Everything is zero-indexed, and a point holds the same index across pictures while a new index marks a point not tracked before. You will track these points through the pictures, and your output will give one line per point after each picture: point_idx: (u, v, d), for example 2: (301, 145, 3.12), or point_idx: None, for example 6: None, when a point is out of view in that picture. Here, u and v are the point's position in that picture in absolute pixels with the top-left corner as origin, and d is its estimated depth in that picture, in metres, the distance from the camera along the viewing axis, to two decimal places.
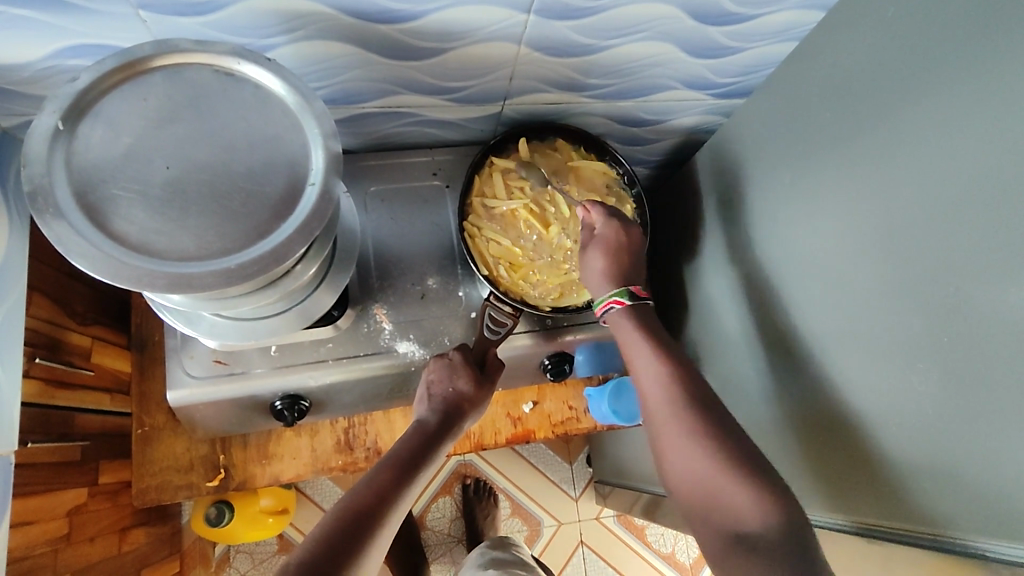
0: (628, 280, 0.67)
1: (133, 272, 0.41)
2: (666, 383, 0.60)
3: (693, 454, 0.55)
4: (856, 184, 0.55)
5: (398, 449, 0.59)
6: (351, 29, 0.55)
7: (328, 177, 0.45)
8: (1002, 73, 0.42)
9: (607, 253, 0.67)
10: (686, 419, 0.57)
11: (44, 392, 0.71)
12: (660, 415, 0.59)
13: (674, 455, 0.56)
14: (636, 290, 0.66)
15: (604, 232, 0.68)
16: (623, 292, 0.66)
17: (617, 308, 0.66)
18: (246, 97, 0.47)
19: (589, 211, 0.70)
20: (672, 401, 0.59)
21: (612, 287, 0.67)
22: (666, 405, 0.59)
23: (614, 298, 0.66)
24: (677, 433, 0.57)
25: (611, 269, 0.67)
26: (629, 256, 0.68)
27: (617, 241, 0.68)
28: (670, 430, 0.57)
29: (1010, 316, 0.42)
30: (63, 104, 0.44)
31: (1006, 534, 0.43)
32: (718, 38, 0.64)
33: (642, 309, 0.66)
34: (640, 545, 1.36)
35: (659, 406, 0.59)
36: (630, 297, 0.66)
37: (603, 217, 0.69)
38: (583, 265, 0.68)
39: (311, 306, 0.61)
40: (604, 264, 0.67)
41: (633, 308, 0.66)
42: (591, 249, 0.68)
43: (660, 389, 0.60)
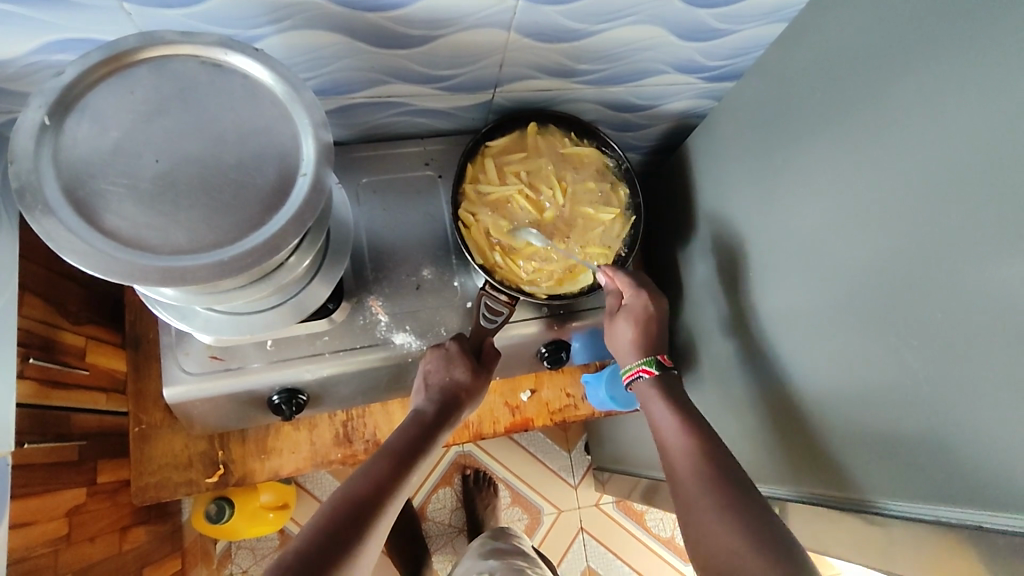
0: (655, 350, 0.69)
1: (125, 266, 0.41)
2: (687, 443, 0.60)
3: (704, 503, 0.53)
4: (845, 162, 0.55)
5: (396, 438, 0.60)
6: (338, 18, 0.55)
7: (319, 167, 0.45)
8: (989, 46, 0.42)
9: (635, 324, 0.70)
10: (703, 473, 0.56)
11: (39, 393, 0.71)
12: (679, 470, 0.58)
13: (687, 507, 0.55)
14: (663, 361, 0.68)
15: (634, 302, 0.70)
16: (652, 361, 0.68)
17: (646, 377, 0.67)
18: (234, 88, 0.46)
19: (616, 279, 0.71)
20: (691, 457, 0.58)
21: (640, 356, 0.69)
22: (684, 460, 0.58)
23: (642, 366, 0.68)
24: (692, 485, 0.55)
25: (640, 339, 0.69)
26: (658, 327, 0.70)
27: (646, 311, 0.70)
28: (685, 483, 0.56)
29: (1000, 290, 0.42)
30: (49, 99, 0.43)
31: (999, 506, 0.44)
32: (708, 20, 0.63)
33: (670, 379, 0.68)
34: (640, 530, 1.37)
35: (678, 462, 0.58)
36: (658, 366, 0.68)
37: (631, 287, 0.71)
38: (611, 333, 0.71)
39: (306, 299, 0.61)
40: (632, 334, 0.70)
41: (661, 379, 0.67)
42: (619, 318, 0.70)
43: (678, 447, 0.60)
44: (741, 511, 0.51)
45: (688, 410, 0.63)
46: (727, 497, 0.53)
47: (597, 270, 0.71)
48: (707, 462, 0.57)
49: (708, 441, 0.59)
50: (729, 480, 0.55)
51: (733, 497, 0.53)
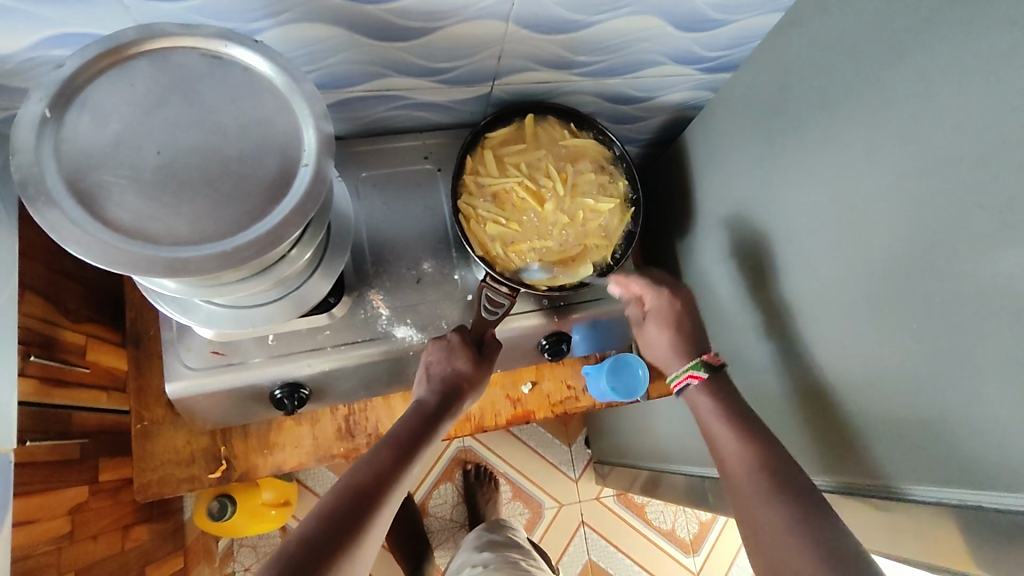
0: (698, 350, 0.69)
1: (129, 258, 0.41)
2: (738, 441, 0.60)
3: (760, 503, 0.54)
4: (843, 149, 0.55)
5: (398, 429, 0.60)
6: (337, 10, 0.55)
7: (321, 158, 0.45)
8: (984, 29, 0.43)
9: (668, 328, 0.71)
10: (758, 472, 0.56)
11: (41, 391, 0.71)
12: (732, 469, 0.58)
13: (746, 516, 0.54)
14: (710, 360, 0.67)
15: (660, 306, 0.71)
16: (699, 365, 0.67)
17: (695, 382, 0.66)
18: (235, 80, 0.46)
19: (637, 286, 0.72)
20: (744, 454, 0.58)
21: (686, 362, 0.68)
22: (739, 458, 0.58)
23: (689, 372, 0.67)
24: (751, 492, 0.55)
25: (677, 343, 0.70)
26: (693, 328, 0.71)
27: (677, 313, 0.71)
28: (740, 481, 0.57)
29: (997, 270, 0.43)
30: (49, 92, 0.43)
31: (1000, 485, 0.44)
32: (705, 11, 0.64)
33: (721, 378, 0.67)
34: (641, 522, 1.38)
35: (731, 459, 0.59)
36: (707, 369, 0.67)
37: (653, 291, 0.72)
38: (649, 342, 0.72)
39: (307, 293, 0.61)
40: (668, 338, 0.70)
41: (711, 380, 0.66)
42: (653, 326, 0.71)
43: (729, 443, 0.60)
44: (797, 510, 0.51)
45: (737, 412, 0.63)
46: (785, 496, 0.53)
47: (611, 282, 0.72)
48: (761, 460, 0.57)
49: (760, 438, 0.59)
50: (785, 479, 0.55)
51: (789, 496, 0.53)
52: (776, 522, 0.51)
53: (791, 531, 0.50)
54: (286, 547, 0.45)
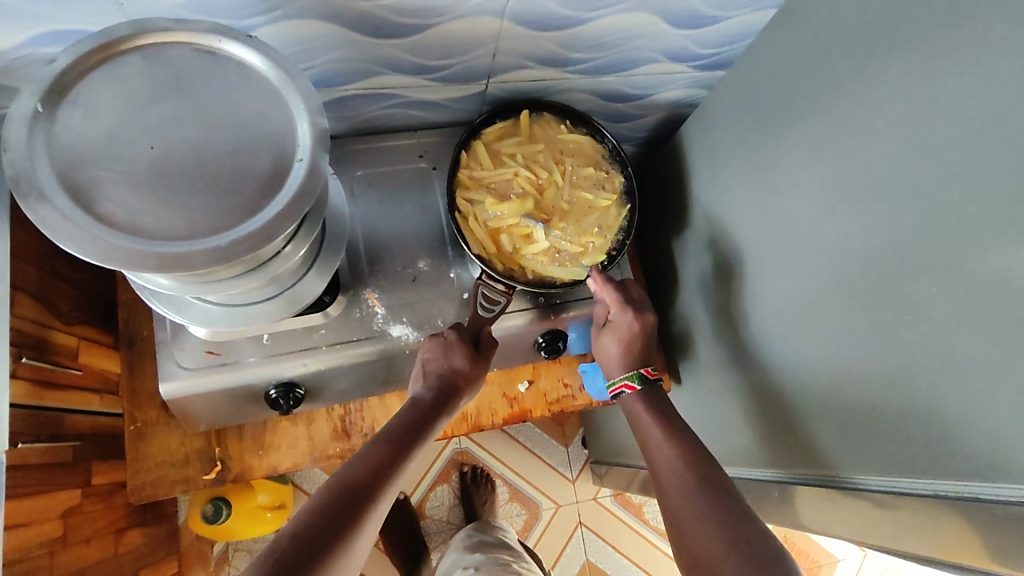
0: (638, 364, 0.72)
1: (120, 252, 0.40)
2: (671, 454, 0.61)
3: (689, 509, 0.55)
4: (837, 143, 0.55)
5: (393, 426, 0.60)
6: (331, 7, 0.55)
7: (315, 152, 0.45)
8: (976, 20, 0.43)
9: (620, 341, 0.73)
10: (688, 482, 0.57)
11: (33, 393, 0.70)
12: (668, 480, 0.59)
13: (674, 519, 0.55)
14: (647, 373, 0.71)
15: (619, 319, 0.72)
16: (635, 375, 0.71)
17: (629, 392, 0.70)
18: (228, 75, 0.46)
19: (606, 293, 0.72)
20: (675, 467, 0.60)
21: (624, 371, 0.72)
22: (669, 470, 0.59)
23: (625, 381, 0.71)
24: (681, 495, 0.56)
25: (626, 355, 0.72)
26: (647, 344, 0.73)
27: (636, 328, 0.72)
28: (670, 491, 0.58)
29: (990, 262, 0.43)
30: (41, 87, 0.43)
31: (996, 476, 0.44)
32: (698, 7, 0.64)
33: (655, 391, 0.70)
34: (639, 523, 1.37)
35: (662, 471, 0.60)
36: (641, 380, 0.70)
37: (618, 303, 0.72)
38: (599, 348, 0.74)
39: (302, 291, 0.61)
40: (617, 350, 0.73)
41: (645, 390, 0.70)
42: (605, 336, 0.73)
43: (661, 459, 0.61)
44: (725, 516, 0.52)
45: (671, 424, 0.65)
46: (714, 505, 0.54)
47: (589, 278, 0.71)
48: (690, 471, 0.58)
49: (691, 453, 0.61)
50: (713, 488, 0.56)
51: (716, 504, 0.54)
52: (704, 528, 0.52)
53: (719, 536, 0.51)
54: (278, 541, 0.45)
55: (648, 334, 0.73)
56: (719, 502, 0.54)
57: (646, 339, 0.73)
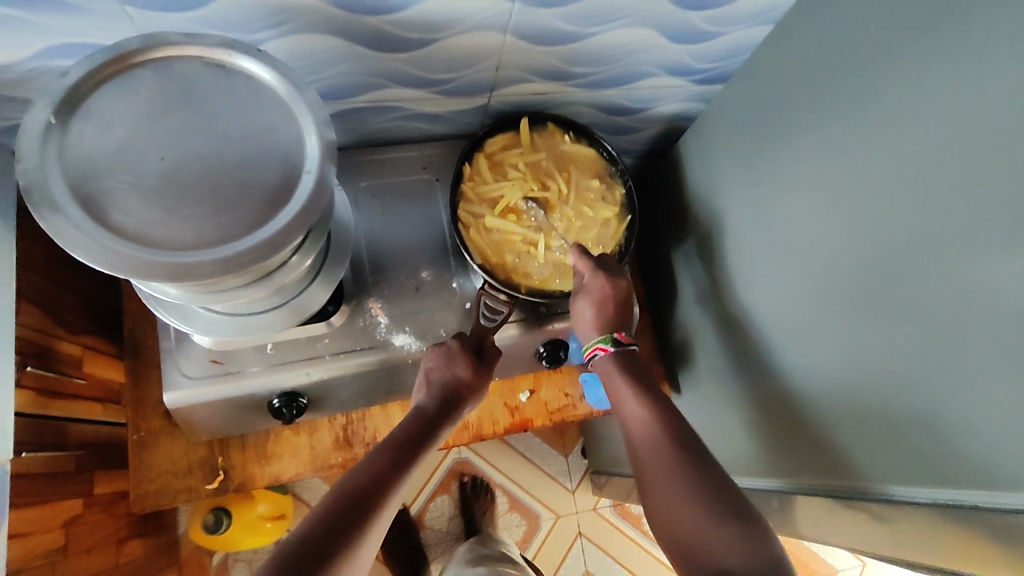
0: (613, 328, 0.69)
1: (131, 262, 0.41)
2: (660, 452, 0.58)
3: (679, 504, 0.54)
4: (834, 156, 0.56)
5: (397, 433, 0.60)
6: (337, 22, 0.56)
7: (323, 165, 0.46)
8: (971, 37, 0.44)
9: (594, 306, 0.69)
10: (677, 476, 0.55)
11: (37, 402, 0.70)
12: (649, 466, 0.58)
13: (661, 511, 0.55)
14: (619, 337, 0.69)
15: (592, 283, 0.69)
16: (608, 339, 0.69)
17: (602, 354, 0.69)
18: (238, 89, 0.47)
19: (579, 259, 0.70)
20: (666, 468, 0.56)
21: (597, 335, 0.69)
22: (660, 474, 0.56)
23: (598, 345, 0.69)
24: (665, 485, 0.55)
25: (599, 318, 0.69)
26: (625, 306, 0.70)
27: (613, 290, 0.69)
28: (657, 484, 0.56)
29: (988, 273, 0.44)
30: (55, 99, 0.44)
31: (994, 485, 0.45)
32: (698, 23, 0.65)
33: (628, 355, 0.69)
34: (638, 534, 1.37)
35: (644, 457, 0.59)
36: (614, 344, 0.69)
37: (591, 268, 0.69)
38: (572, 312, 0.70)
39: (307, 301, 0.62)
40: (591, 313, 0.69)
41: (617, 356, 0.68)
42: (579, 300, 0.69)
43: (649, 456, 0.58)
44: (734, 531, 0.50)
45: (646, 394, 0.64)
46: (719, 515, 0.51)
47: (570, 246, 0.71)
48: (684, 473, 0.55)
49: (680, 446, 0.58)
50: (712, 492, 0.53)
51: (720, 513, 0.52)
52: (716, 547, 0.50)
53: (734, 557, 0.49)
54: (284, 548, 0.46)
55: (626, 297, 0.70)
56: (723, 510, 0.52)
57: (622, 303, 0.70)
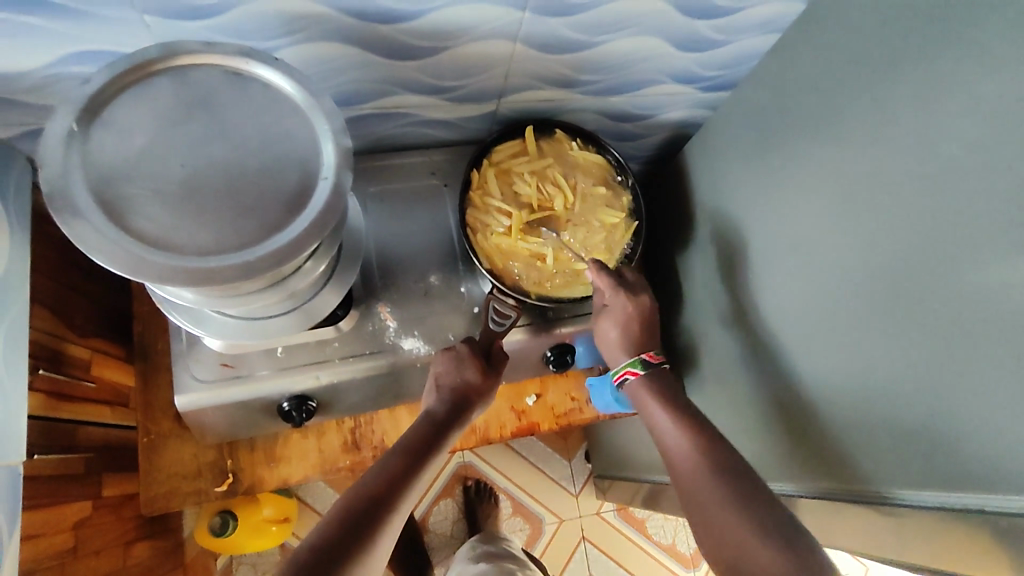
0: (640, 349, 0.71)
1: (152, 268, 0.42)
2: (702, 470, 0.59)
3: (721, 514, 0.55)
4: (840, 163, 0.57)
5: (408, 438, 0.61)
6: (351, 30, 0.57)
7: (339, 171, 0.46)
8: (976, 46, 0.45)
9: (619, 326, 0.71)
10: (719, 488, 0.56)
11: (48, 404, 0.71)
12: (690, 480, 0.59)
13: (704, 521, 0.56)
14: (648, 359, 0.70)
15: (614, 303, 0.70)
16: (637, 361, 0.69)
17: (632, 379, 0.69)
18: (255, 96, 0.48)
19: (599, 278, 0.71)
20: (710, 485, 0.57)
21: (626, 356, 0.71)
22: (704, 492, 0.57)
23: (627, 367, 0.70)
24: (708, 499, 0.57)
25: (625, 338, 0.71)
26: (650, 328, 0.72)
27: (637, 312, 0.71)
28: (698, 496, 0.57)
29: (993, 279, 0.44)
30: (77, 106, 0.44)
31: (999, 488, 0.45)
32: (704, 31, 0.66)
33: (659, 375, 0.69)
34: (642, 538, 1.37)
35: (684, 470, 0.60)
36: (643, 366, 0.69)
37: (612, 288, 0.70)
38: (598, 333, 0.73)
39: (319, 306, 0.62)
40: (616, 334, 0.71)
41: (647, 377, 0.69)
42: (604, 321, 0.71)
43: (692, 475, 0.59)
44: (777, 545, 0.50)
45: (683, 411, 0.65)
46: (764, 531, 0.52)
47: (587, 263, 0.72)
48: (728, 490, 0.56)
49: (724, 465, 0.58)
50: (758, 510, 0.54)
51: (765, 528, 0.52)
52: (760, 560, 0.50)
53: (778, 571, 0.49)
54: (296, 556, 0.47)
55: (653, 319, 0.72)
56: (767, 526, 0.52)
57: (647, 324, 0.72)
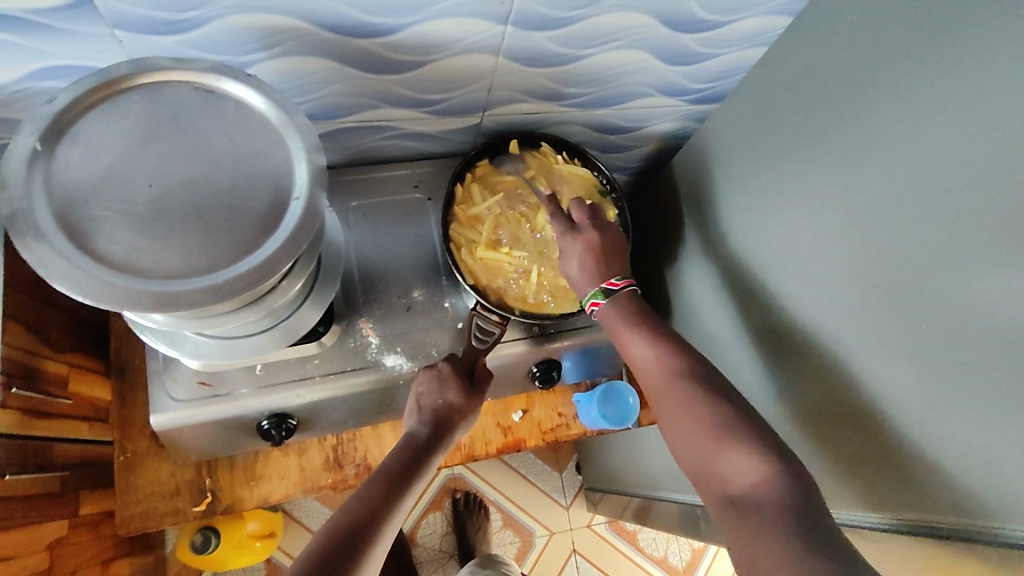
0: (601, 276, 0.66)
1: (116, 292, 0.40)
2: (691, 396, 0.57)
3: (702, 437, 0.55)
4: (832, 178, 0.56)
5: (388, 464, 0.60)
6: (331, 44, 0.56)
7: (312, 191, 0.45)
8: (967, 64, 0.44)
9: (576, 259, 0.67)
10: (698, 411, 0.56)
11: (22, 423, 0.69)
12: (668, 405, 0.58)
13: (688, 445, 0.56)
14: (609, 286, 0.66)
15: (565, 239, 0.68)
16: (598, 292, 0.66)
17: (597, 310, 0.66)
18: (227, 114, 0.47)
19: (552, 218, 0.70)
20: (694, 409, 0.56)
21: (589, 287, 0.67)
22: (687, 417, 0.56)
23: (591, 300, 0.67)
24: (687, 423, 0.56)
25: (586, 271, 0.67)
26: (612, 253, 0.67)
27: (590, 242, 0.67)
28: (677, 420, 0.57)
29: (986, 300, 0.44)
30: (40, 125, 0.43)
31: (998, 516, 0.44)
32: (691, 45, 0.65)
33: (624, 297, 0.66)
34: (633, 551, 1.36)
35: (661, 399, 0.59)
36: (606, 295, 0.66)
37: (561, 225, 0.69)
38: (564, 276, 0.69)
39: (297, 323, 0.61)
40: (574, 269, 0.67)
41: (612, 302, 0.66)
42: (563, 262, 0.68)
43: (673, 398, 0.58)
44: (770, 468, 0.50)
45: (654, 332, 0.63)
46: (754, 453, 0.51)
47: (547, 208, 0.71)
48: (714, 414, 0.55)
49: (706, 388, 0.57)
50: (751, 433, 0.53)
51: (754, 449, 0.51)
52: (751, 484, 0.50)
53: (771, 496, 0.48)
54: None
55: (614, 244, 0.68)
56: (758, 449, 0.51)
57: (607, 251, 0.67)
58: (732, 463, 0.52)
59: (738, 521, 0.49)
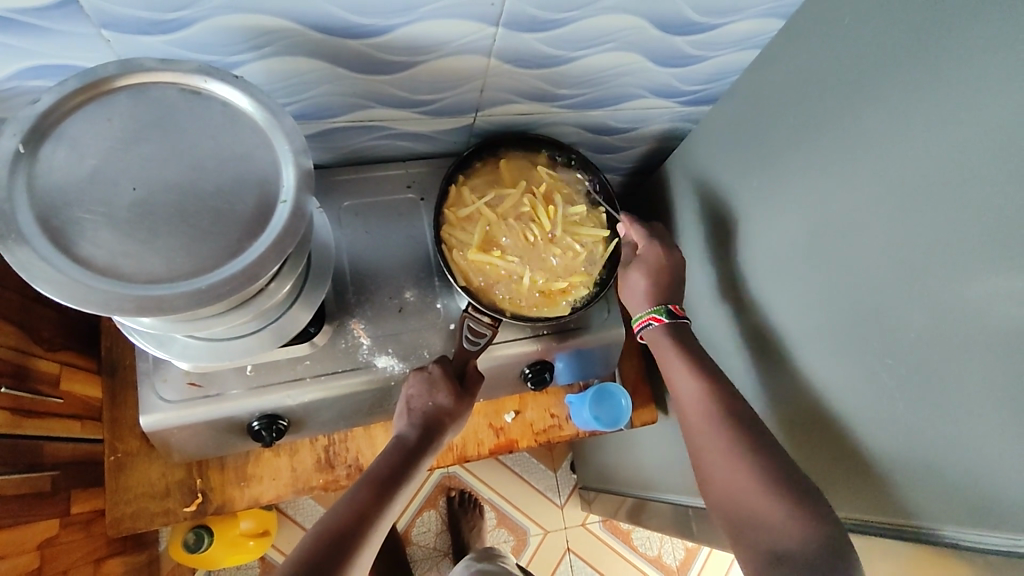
0: (666, 300, 0.72)
1: (100, 297, 0.40)
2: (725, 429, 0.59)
3: (732, 470, 0.57)
4: (822, 183, 0.56)
5: (378, 466, 0.60)
6: (319, 45, 0.55)
7: (299, 194, 0.45)
8: (956, 69, 0.44)
9: (647, 275, 0.73)
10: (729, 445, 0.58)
11: (13, 422, 0.69)
12: (701, 438, 0.61)
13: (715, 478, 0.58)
14: (674, 309, 0.71)
15: (646, 253, 0.74)
16: (662, 310, 0.71)
17: (655, 325, 0.71)
18: (214, 116, 0.46)
19: (630, 229, 0.76)
20: (729, 445, 0.58)
21: (651, 306, 0.72)
22: (714, 448, 0.59)
23: (652, 315, 0.71)
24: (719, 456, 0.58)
25: (653, 289, 0.72)
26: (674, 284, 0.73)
27: (663, 263, 0.73)
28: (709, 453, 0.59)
29: (971, 309, 0.43)
30: (22, 127, 0.43)
31: (982, 524, 0.44)
32: (683, 47, 0.65)
33: (680, 327, 0.70)
34: (627, 549, 1.37)
35: (696, 429, 0.62)
36: (668, 315, 0.71)
37: (646, 240, 0.75)
38: (625, 283, 0.75)
39: (287, 324, 0.61)
40: (644, 283, 0.73)
41: (671, 327, 0.70)
42: (632, 268, 0.74)
43: (707, 428, 0.61)
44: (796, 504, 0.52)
45: (699, 365, 0.66)
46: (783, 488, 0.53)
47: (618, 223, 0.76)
48: (738, 446, 0.58)
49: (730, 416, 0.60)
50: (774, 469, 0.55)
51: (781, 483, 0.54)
52: (767, 513, 0.53)
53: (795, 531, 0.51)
54: None
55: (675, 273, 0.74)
56: (777, 481, 0.54)
57: (673, 277, 0.73)
58: (760, 494, 0.54)
59: (761, 553, 0.52)
